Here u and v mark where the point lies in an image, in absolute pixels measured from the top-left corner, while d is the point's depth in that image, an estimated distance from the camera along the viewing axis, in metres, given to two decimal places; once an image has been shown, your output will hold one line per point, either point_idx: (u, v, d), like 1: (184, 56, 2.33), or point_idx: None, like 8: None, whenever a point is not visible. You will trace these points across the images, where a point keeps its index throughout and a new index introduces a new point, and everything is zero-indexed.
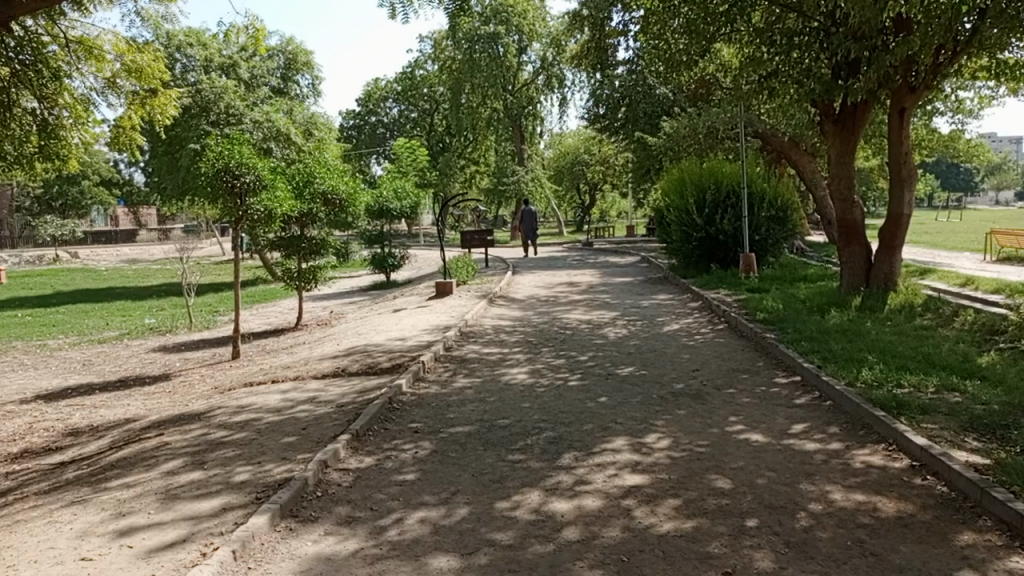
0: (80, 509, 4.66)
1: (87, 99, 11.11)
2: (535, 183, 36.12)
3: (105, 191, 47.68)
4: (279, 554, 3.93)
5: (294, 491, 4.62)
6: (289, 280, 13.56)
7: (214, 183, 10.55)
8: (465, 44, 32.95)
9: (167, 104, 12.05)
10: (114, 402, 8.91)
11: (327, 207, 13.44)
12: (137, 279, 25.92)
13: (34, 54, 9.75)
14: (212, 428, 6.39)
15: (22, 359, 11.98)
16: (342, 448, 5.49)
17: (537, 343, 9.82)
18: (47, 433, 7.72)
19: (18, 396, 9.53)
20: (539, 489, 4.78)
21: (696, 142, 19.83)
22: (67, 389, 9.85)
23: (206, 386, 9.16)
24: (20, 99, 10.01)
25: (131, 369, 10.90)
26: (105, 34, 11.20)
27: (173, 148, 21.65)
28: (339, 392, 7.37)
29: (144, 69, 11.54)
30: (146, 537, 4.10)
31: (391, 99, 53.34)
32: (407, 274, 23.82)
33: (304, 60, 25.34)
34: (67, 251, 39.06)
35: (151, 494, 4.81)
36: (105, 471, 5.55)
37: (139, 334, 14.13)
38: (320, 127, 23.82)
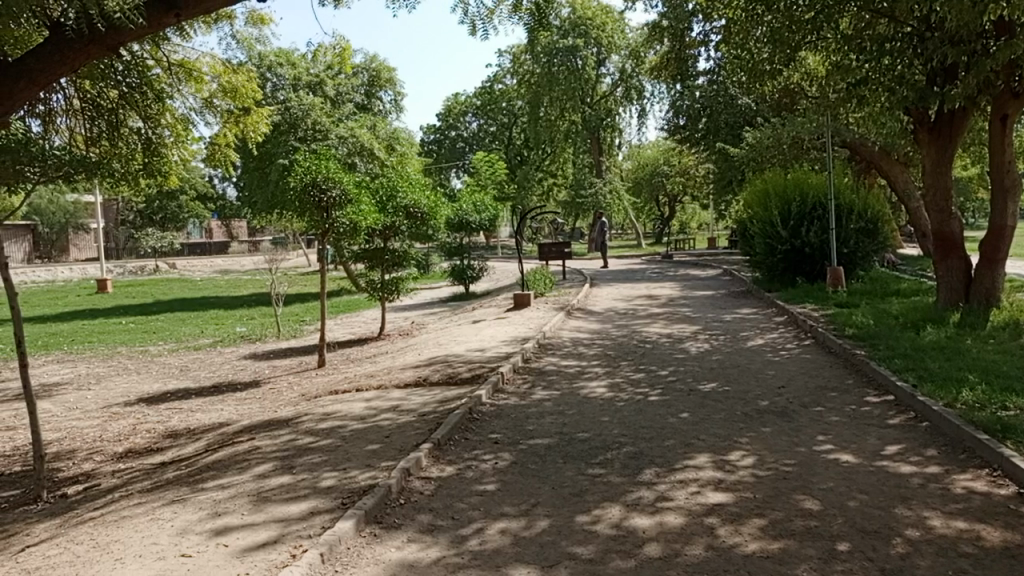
0: (180, 508, 4.90)
1: (186, 118, 11.81)
2: (613, 195, 36.03)
3: (200, 205, 50.13)
4: (365, 559, 4.03)
5: (378, 497, 4.74)
6: (372, 290, 14.06)
7: (301, 198, 10.98)
8: (543, 58, 33.05)
9: (259, 121, 12.72)
10: (208, 407, 9.31)
11: (409, 220, 13.72)
12: (229, 290, 27.15)
13: (139, 77, 10.12)
14: (300, 434, 6.61)
15: (125, 364, 12.68)
16: (423, 457, 5.58)
17: (616, 356, 9.76)
18: (149, 435, 8.16)
19: (122, 399, 10.10)
20: (619, 504, 4.74)
21: (781, 152, 19.38)
22: (166, 393, 10.39)
23: (293, 393, 9.50)
24: (126, 119, 10.62)
25: (224, 375, 11.40)
26: (203, 56, 11.84)
27: (263, 164, 22.60)
28: (420, 401, 7.51)
29: (239, 88, 12.17)
30: (240, 536, 4.28)
31: (471, 113, 54.37)
32: (485, 286, 24.05)
33: (386, 77, 26.08)
34: (166, 262, 41.34)
35: (243, 495, 5.02)
36: (201, 473, 5.82)
37: (231, 342, 14.74)
38: (402, 141, 24.37)
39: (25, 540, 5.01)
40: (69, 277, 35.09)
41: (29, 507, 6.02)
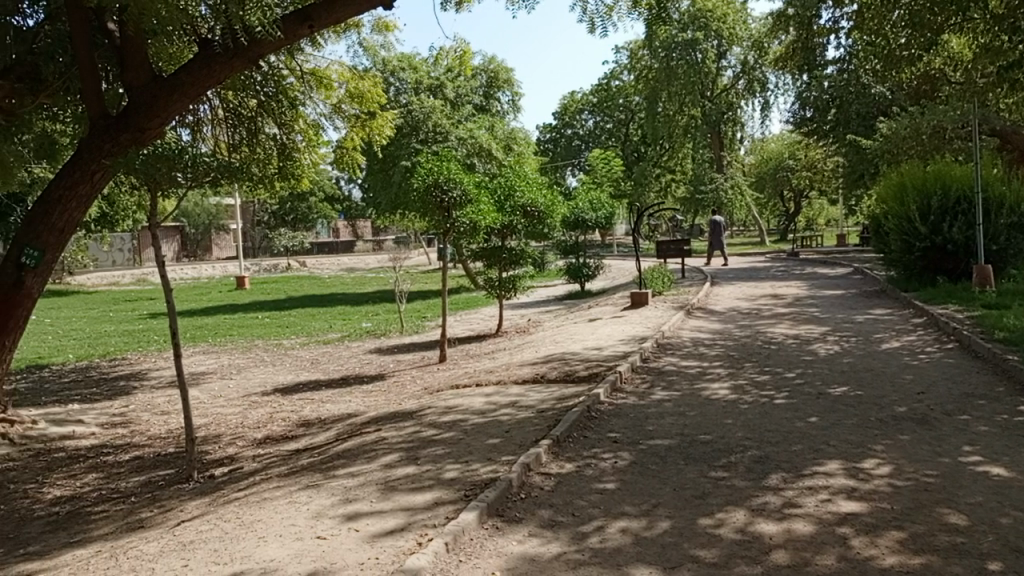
0: (314, 493, 5.19)
1: (317, 124, 12.44)
2: (734, 192, 34.92)
3: (328, 206, 52.64)
4: (487, 550, 4.13)
5: (499, 490, 4.82)
6: (490, 288, 14.30)
7: (424, 198, 11.34)
8: (662, 53, 32.45)
9: (384, 125, 13.18)
10: (337, 398, 9.80)
11: (527, 218, 13.86)
12: (354, 287, 28.36)
13: (275, 86, 11.03)
14: (424, 426, 6.84)
15: (263, 356, 13.54)
16: (543, 453, 5.64)
17: (739, 357, 9.47)
18: (284, 423, 8.68)
19: (260, 389, 10.79)
20: (744, 509, 4.61)
21: (919, 143, 18.19)
22: (299, 384, 11.00)
23: (416, 387, 9.82)
24: (263, 126, 11.27)
25: (352, 369, 11.95)
26: (333, 64, 12.45)
27: (386, 166, 23.43)
28: (539, 398, 7.58)
29: (365, 94, 12.75)
30: (370, 522, 4.48)
31: (587, 110, 54.21)
32: (601, 284, 23.95)
33: (505, 77, 26.30)
34: (298, 260, 43.70)
35: (372, 483, 5.25)
36: (333, 460, 6.12)
37: (357, 336, 15.41)
38: (519, 141, 24.66)
39: (179, 515, 5.46)
40: (212, 275, 37.72)
41: (182, 486, 6.56)
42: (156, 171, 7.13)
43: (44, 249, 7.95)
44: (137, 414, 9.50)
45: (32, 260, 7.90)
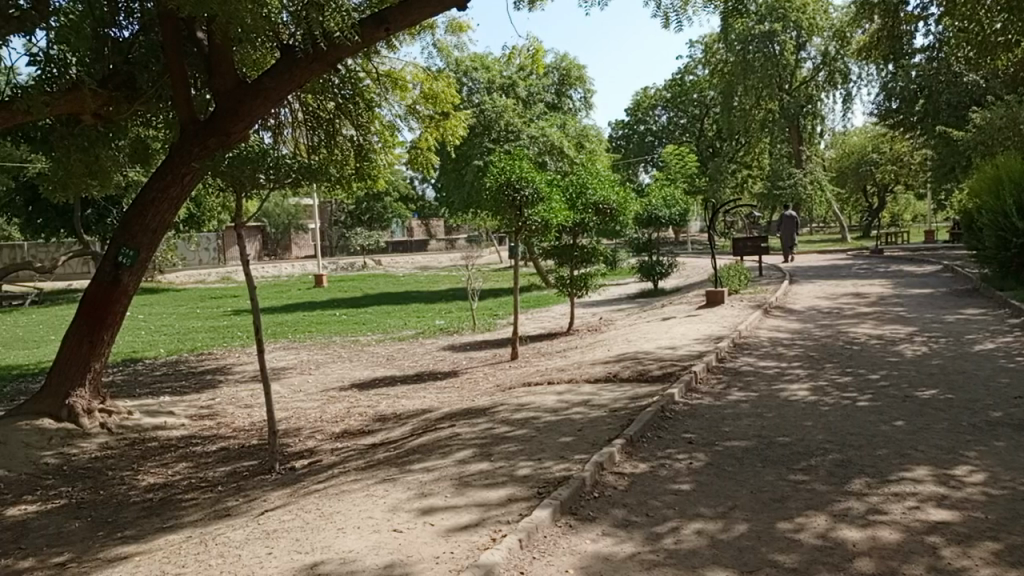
0: (390, 486, 5.30)
1: (392, 125, 12.67)
2: (814, 187, 33.83)
3: (402, 206, 53.54)
4: (560, 548, 4.13)
5: (573, 488, 4.82)
6: (562, 286, 14.27)
7: (497, 197, 11.41)
8: (738, 46, 31.69)
9: (458, 125, 13.34)
10: (412, 394, 9.97)
11: (599, 216, 13.78)
12: (427, 285, 28.77)
13: (352, 88, 11.29)
14: (497, 423, 6.89)
15: (340, 352, 13.90)
16: (616, 453, 5.61)
17: (819, 358, 9.18)
18: (361, 417, 8.89)
19: (338, 384, 11.08)
20: (825, 514, 4.47)
21: (1017, 134, 17.21)
22: (374, 379, 11.25)
23: (489, 384, 9.90)
24: (341, 129, 11.55)
25: (426, 365, 12.14)
26: (407, 65, 12.64)
27: (459, 165, 23.66)
28: (611, 397, 7.54)
29: (440, 94, 12.93)
30: (445, 517, 4.55)
31: (660, 106, 53.46)
32: (674, 282, 23.61)
33: (577, 75, 26.20)
34: (373, 259, 44.66)
35: (446, 479, 5.32)
36: (408, 455, 6.24)
37: (431, 334, 15.63)
38: (591, 139, 24.53)
39: (263, 505, 5.67)
40: (291, 273, 38.92)
41: (265, 476, 6.80)
42: (243, 173, 7.40)
43: (138, 250, 8.31)
44: (223, 407, 9.91)
45: (127, 259, 8.25)
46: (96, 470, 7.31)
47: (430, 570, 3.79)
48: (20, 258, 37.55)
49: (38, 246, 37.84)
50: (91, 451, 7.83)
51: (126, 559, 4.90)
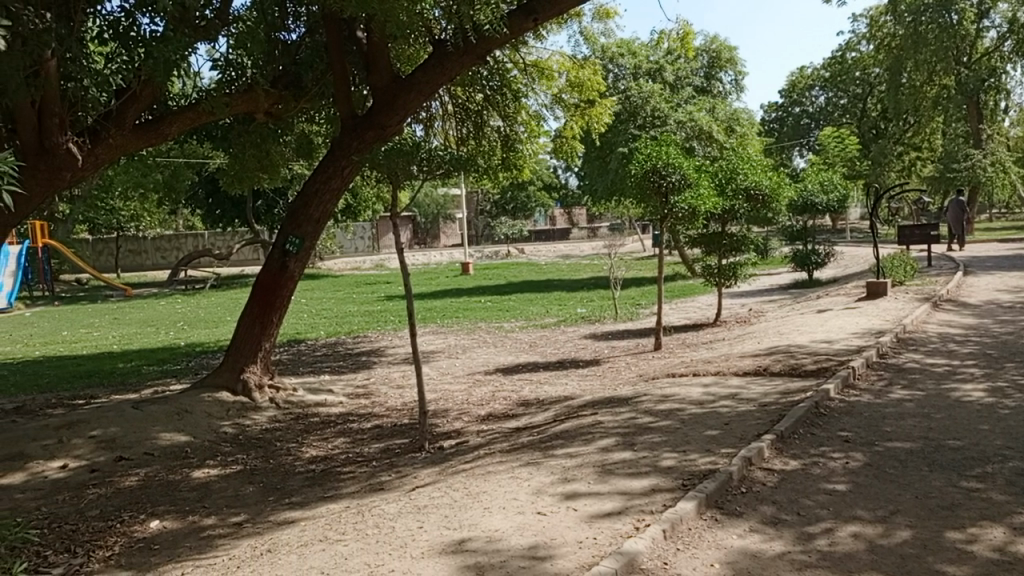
0: (534, 470, 5.41)
1: (539, 114, 12.80)
2: (995, 169, 30.73)
3: (546, 195, 54.00)
4: (705, 541, 4.06)
5: (719, 482, 4.71)
6: (709, 276, 13.87)
7: (642, 184, 11.26)
8: (908, 17, 29.21)
9: (603, 113, 13.27)
10: (554, 380, 10.09)
11: (750, 203, 13.25)
12: (570, 273, 28.89)
13: (500, 79, 11.52)
14: (640, 413, 6.83)
15: (485, 337, 14.30)
16: (766, 448, 5.41)
17: (997, 357, 8.39)
18: (505, 401, 9.12)
19: (483, 368, 11.41)
20: (1004, 526, 4.10)
21: None
22: (519, 365, 11.48)
23: (631, 373, 9.84)
24: (488, 119, 11.79)
25: (568, 353, 12.24)
26: (554, 55, 12.72)
27: (604, 153, 23.50)
28: (760, 391, 7.27)
29: (586, 82, 12.93)
30: (588, 503, 4.59)
31: (818, 86, 50.55)
32: (831, 273, 22.30)
33: (727, 56, 25.20)
34: (517, 247, 45.42)
35: (589, 465, 5.36)
36: (551, 440, 6.32)
37: (573, 321, 15.73)
38: (742, 122, 23.60)
39: (414, 481, 5.96)
40: (439, 261, 40.34)
41: (415, 454, 7.12)
42: (397, 165, 7.76)
43: (303, 238, 8.95)
44: (377, 387, 10.47)
45: (294, 247, 8.90)
46: (266, 441, 7.95)
47: (573, 555, 3.85)
48: (202, 245, 41.37)
49: (218, 235, 41.57)
50: (262, 423, 8.53)
51: (293, 523, 5.31)
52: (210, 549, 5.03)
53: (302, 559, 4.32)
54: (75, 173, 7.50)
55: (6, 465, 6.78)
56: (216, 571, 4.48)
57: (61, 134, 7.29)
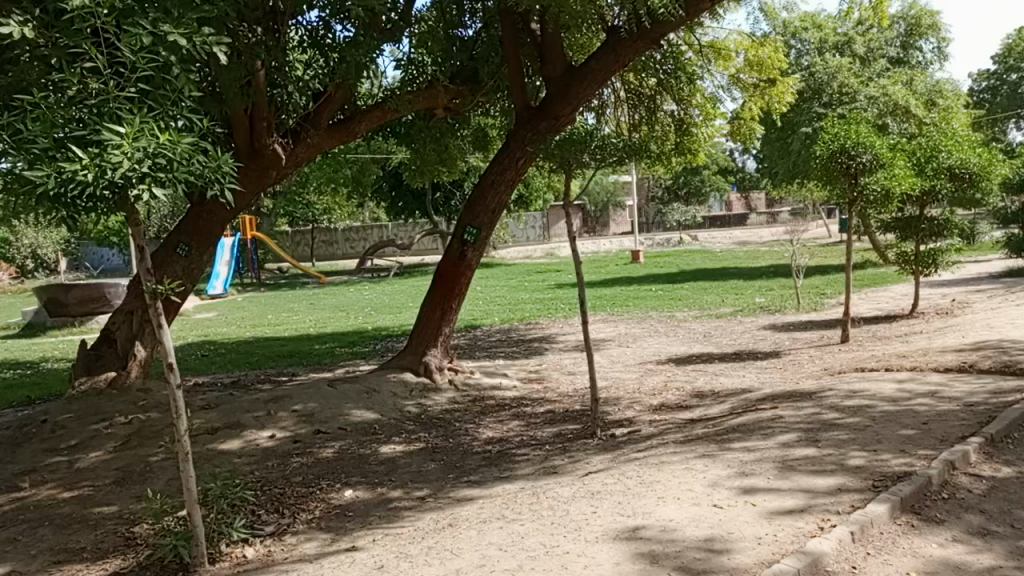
0: (710, 462, 5.28)
1: (715, 97, 12.33)
2: None
3: (721, 180, 52.10)
4: (900, 548, 3.82)
5: (916, 485, 4.37)
6: (904, 264, 12.71)
7: (828, 165, 10.55)
8: None
9: (785, 92, 12.53)
10: (731, 372, 9.77)
11: (953, 182, 12.01)
12: (747, 261, 27.72)
13: (674, 62, 11.22)
14: (824, 408, 6.45)
15: (657, 327, 14.10)
16: (972, 452, 4.94)
17: None
18: (679, 392, 8.96)
19: (656, 358, 11.28)
20: None
21: None
22: (691, 355, 11.23)
23: (815, 367, 9.31)
24: (662, 104, 11.55)
25: (745, 344, 11.80)
26: (731, 34, 12.20)
27: (785, 134, 22.22)
28: (965, 389, 6.62)
29: (765, 61, 12.24)
30: (767, 498, 4.42)
31: None
32: None
33: (928, 22, 22.94)
34: (690, 234, 44.29)
35: (769, 460, 5.15)
36: (727, 433, 6.14)
37: (751, 312, 15.11)
38: (946, 94, 21.45)
39: (586, 467, 6.03)
40: (610, 249, 40.26)
41: (587, 441, 7.19)
42: (571, 154, 7.81)
43: (481, 228, 9.27)
44: (549, 372, 10.69)
45: (471, 237, 9.25)
46: (446, 421, 8.37)
47: (751, 551, 3.75)
48: (386, 236, 44.04)
49: (400, 226, 44.03)
50: (442, 403, 8.97)
51: (472, 501, 5.57)
52: (397, 520, 5.39)
53: (481, 535, 4.52)
54: (280, 170, 8.39)
55: (226, 431, 7.62)
56: (404, 539, 4.80)
57: (269, 136, 8.13)
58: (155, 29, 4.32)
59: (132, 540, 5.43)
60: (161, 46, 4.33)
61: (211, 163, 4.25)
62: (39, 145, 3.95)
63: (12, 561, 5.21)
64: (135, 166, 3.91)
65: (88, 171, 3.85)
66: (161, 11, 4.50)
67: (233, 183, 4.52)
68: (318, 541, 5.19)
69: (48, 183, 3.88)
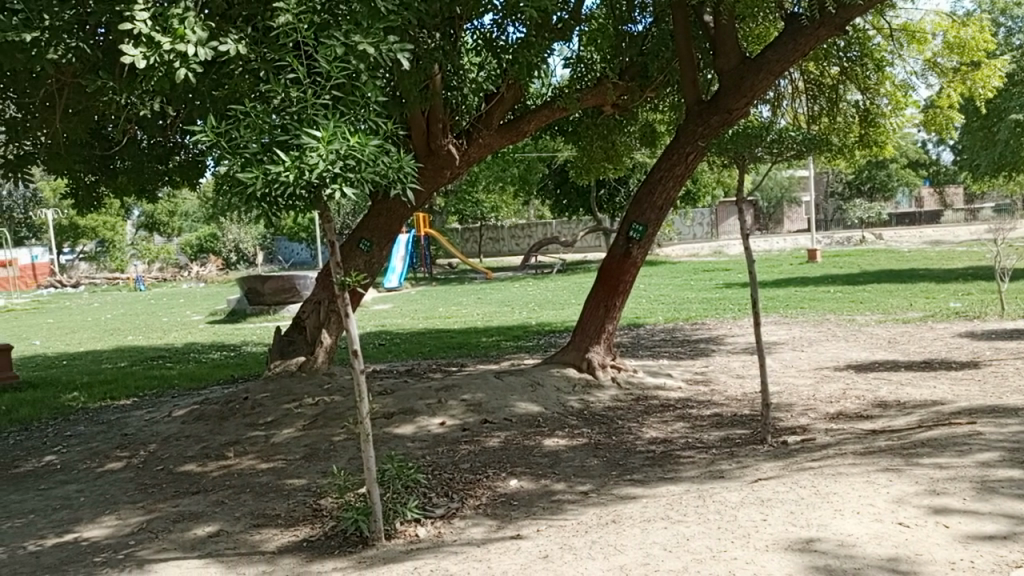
0: (895, 477, 4.91)
1: (907, 84, 11.39)
2: None
3: (911, 173, 47.93)
4: None
5: None
6: None
7: None
8: None
9: (991, 76, 11.32)
10: (920, 382, 9.00)
11: None
12: (941, 262, 25.32)
13: (860, 49, 10.48)
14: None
15: (835, 330, 13.27)
16: None
17: None
18: (859, 401, 8.39)
19: (833, 363, 10.62)
20: None
21: None
22: (874, 362, 10.45)
23: (1021, 381, 8.36)
24: (845, 93, 10.85)
25: (937, 352, 10.82)
26: (927, 15, 11.23)
27: (990, 122, 20.09)
28: None
29: (968, 42, 11.14)
30: (963, 521, 4.05)
31: None
32: None
33: None
34: (874, 232, 41.17)
35: (965, 479, 4.71)
36: (915, 447, 5.66)
37: (944, 317, 13.83)
38: None
39: (756, 473, 5.80)
40: (782, 248, 38.27)
41: (757, 447, 6.91)
42: (744, 148, 7.50)
43: (647, 225, 9.17)
44: (716, 375, 10.37)
45: (638, 234, 9.17)
46: (609, 418, 8.37)
47: None
48: (551, 233, 44.63)
49: (565, 223, 44.43)
50: (606, 400, 8.98)
51: (636, 499, 5.54)
52: (560, 513, 5.48)
53: (645, 533, 4.49)
54: (454, 170, 8.78)
55: (400, 416, 8.09)
56: (567, 532, 4.87)
57: (444, 137, 8.54)
58: (347, 40, 4.62)
59: (319, 511, 5.91)
60: (352, 56, 4.63)
61: (394, 163, 4.55)
62: (248, 150, 4.36)
63: (220, 521, 5.85)
64: (329, 168, 4.27)
65: (290, 173, 4.24)
66: (353, 23, 4.78)
67: (414, 183, 4.77)
68: (485, 527, 5.39)
69: (256, 184, 4.29)
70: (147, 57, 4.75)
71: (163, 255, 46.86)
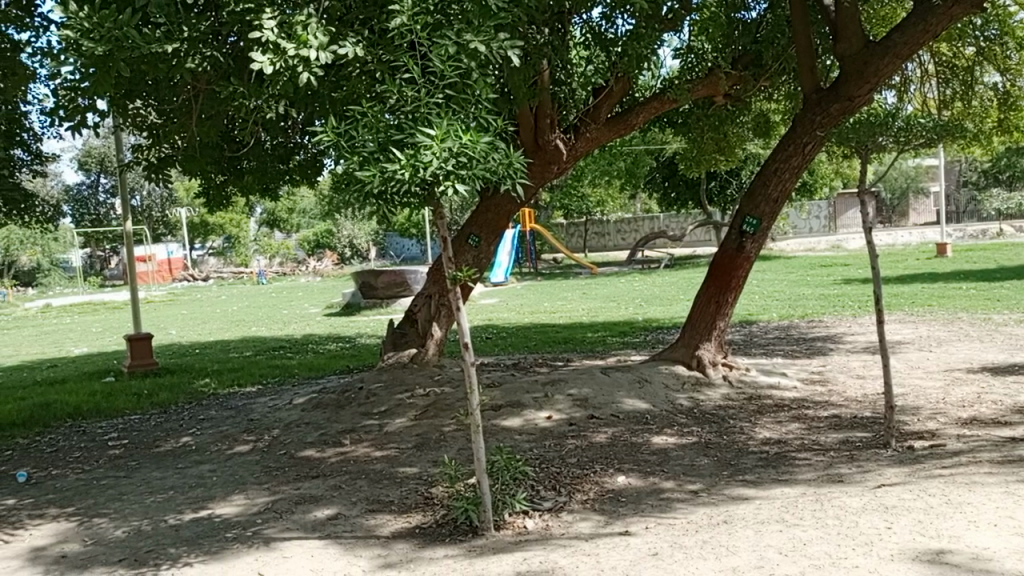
0: None
1: None
2: None
3: None
4: None
5: None
6: None
7: None
8: None
9: None
10: None
11: None
12: None
13: (1000, 27, 9.63)
14: None
15: (968, 330, 12.40)
16: None
17: None
18: (996, 406, 7.81)
19: (966, 365, 9.93)
20: None
21: None
22: (1014, 365, 9.69)
23: None
24: (983, 76, 10.08)
25: None
26: None
27: None
28: None
29: None
30: None
31: None
32: None
33: None
34: (1013, 224, 38.14)
35: None
36: None
37: None
38: None
39: (880, 479, 5.52)
40: (908, 241, 36.08)
41: (880, 451, 6.57)
42: (866, 136, 7.05)
43: (761, 219, 8.85)
44: (835, 375, 9.92)
45: (751, 228, 8.87)
46: (720, 418, 8.17)
47: None
48: (658, 227, 43.91)
49: (673, 217, 43.58)
50: (716, 399, 8.77)
51: (748, 500, 5.39)
52: (670, 511, 5.40)
53: (759, 535, 4.37)
54: (561, 165, 8.78)
55: (508, 409, 8.20)
56: (678, 530, 4.81)
57: (551, 132, 8.56)
58: (459, 39, 4.71)
59: (431, 499, 6.07)
60: (464, 55, 4.72)
61: (504, 160, 4.63)
62: (366, 149, 4.51)
63: (338, 505, 6.13)
64: (442, 166, 4.40)
65: (405, 171, 4.38)
66: (465, 22, 4.87)
67: (523, 179, 4.82)
68: (593, 522, 5.38)
69: (373, 182, 4.44)
70: (273, 63, 5.01)
71: (283, 250, 49.27)
